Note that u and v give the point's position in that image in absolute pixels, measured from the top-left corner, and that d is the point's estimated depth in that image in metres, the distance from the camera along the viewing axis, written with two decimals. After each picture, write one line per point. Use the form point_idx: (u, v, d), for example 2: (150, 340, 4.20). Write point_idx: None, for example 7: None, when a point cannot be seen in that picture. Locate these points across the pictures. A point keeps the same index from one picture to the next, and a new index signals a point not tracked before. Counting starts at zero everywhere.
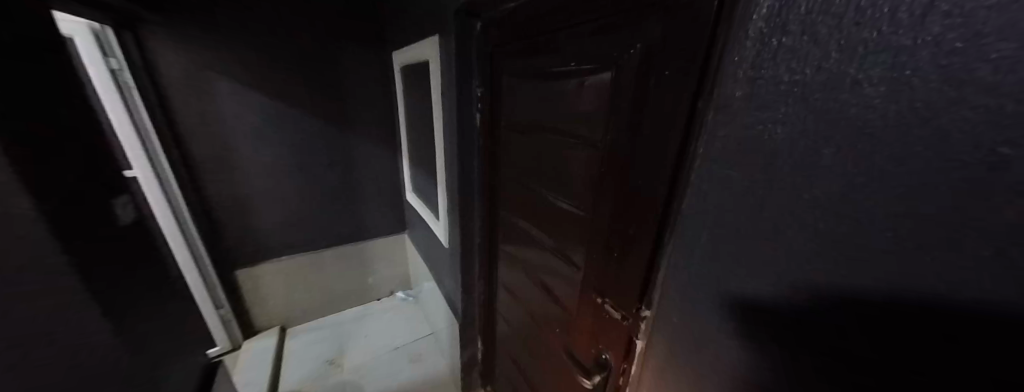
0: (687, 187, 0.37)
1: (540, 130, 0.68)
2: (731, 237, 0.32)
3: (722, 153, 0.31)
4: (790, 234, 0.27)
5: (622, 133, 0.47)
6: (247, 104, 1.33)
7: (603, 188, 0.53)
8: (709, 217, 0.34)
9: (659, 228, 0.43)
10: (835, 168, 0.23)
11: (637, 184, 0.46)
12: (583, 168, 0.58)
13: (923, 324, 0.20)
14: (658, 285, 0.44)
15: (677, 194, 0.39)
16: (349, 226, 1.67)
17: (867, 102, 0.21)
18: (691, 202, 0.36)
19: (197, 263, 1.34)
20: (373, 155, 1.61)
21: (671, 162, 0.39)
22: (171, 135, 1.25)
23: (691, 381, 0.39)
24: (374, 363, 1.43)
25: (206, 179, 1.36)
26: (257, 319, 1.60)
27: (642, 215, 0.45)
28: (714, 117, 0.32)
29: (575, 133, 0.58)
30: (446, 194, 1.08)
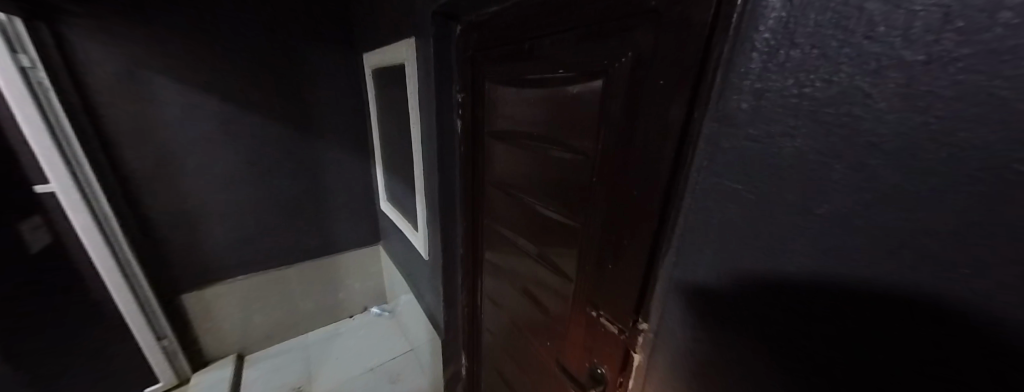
0: (682, 199, 0.37)
1: (526, 138, 0.66)
2: (732, 248, 0.32)
3: (723, 165, 0.31)
4: (791, 246, 0.27)
5: (613, 142, 0.47)
6: (194, 107, 1.20)
7: (594, 198, 0.52)
8: (710, 228, 0.34)
9: (654, 240, 0.42)
10: (841, 182, 0.23)
11: (631, 194, 0.45)
12: (572, 178, 0.56)
13: (919, 330, 0.21)
14: (654, 297, 0.43)
15: (673, 205, 0.39)
16: (317, 239, 1.56)
17: (881, 117, 0.20)
18: (688, 213, 0.36)
19: (132, 288, 1.18)
20: (343, 162, 1.51)
21: (666, 173, 0.39)
22: (99, 144, 1.09)
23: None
24: (346, 387, 1.33)
25: (146, 193, 1.21)
26: (209, 348, 1.44)
27: (637, 226, 0.45)
28: (713, 128, 0.31)
29: (563, 142, 0.57)
30: (425, 203, 1.03)
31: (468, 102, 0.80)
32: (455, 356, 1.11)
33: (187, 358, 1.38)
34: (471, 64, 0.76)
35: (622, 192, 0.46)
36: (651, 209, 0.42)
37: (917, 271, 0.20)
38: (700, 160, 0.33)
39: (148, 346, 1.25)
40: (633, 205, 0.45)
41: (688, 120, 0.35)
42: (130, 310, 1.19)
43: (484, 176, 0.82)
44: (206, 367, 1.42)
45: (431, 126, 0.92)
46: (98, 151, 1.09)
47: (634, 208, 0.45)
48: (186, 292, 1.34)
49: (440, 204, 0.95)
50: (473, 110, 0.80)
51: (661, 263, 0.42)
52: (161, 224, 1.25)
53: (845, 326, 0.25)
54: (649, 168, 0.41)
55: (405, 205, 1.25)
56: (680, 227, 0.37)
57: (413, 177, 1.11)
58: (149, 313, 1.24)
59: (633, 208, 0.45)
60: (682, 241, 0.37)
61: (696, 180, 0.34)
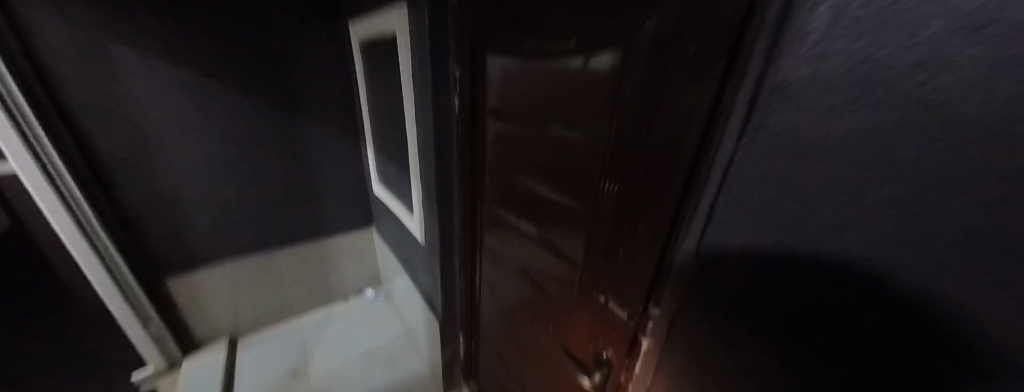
0: (707, 182, 0.34)
1: (529, 117, 0.62)
2: (765, 239, 0.29)
3: (764, 145, 0.28)
4: (828, 243, 0.24)
5: (629, 120, 0.43)
6: (163, 81, 1.11)
7: (603, 182, 0.49)
8: (741, 216, 0.31)
9: (671, 226, 0.40)
10: (897, 174, 0.19)
11: (646, 177, 0.42)
12: (580, 159, 0.53)
13: (905, 317, 0.20)
14: (668, 285, 0.42)
15: (693, 190, 0.36)
16: (306, 223, 1.50)
17: (958, 77, 0.16)
18: (716, 198, 0.34)
19: (111, 273, 1.14)
20: (330, 143, 1.43)
21: (688, 155, 0.35)
22: (62, 120, 1.02)
23: (708, 376, 0.38)
24: (341, 370, 1.33)
25: (120, 175, 1.14)
26: (198, 332, 1.40)
27: (652, 211, 0.42)
28: (761, 101, 0.27)
29: (571, 121, 0.53)
30: (420, 186, 0.99)
31: (465, 77, 0.75)
32: (453, 340, 1.11)
33: (176, 343, 1.35)
34: (468, 35, 0.70)
35: (636, 174, 0.44)
36: (668, 193, 0.39)
37: (977, 271, 0.17)
38: (733, 139, 0.30)
39: (133, 330, 1.24)
40: (648, 189, 0.42)
41: (718, 95, 0.31)
42: (109, 295, 1.16)
43: (483, 157, 0.78)
44: (196, 352, 1.40)
45: (427, 105, 0.87)
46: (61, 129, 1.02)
47: (648, 193, 0.42)
48: (170, 277, 1.29)
49: (437, 188, 0.91)
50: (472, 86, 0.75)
51: (678, 252, 0.39)
52: (137, 207, 1.18)
53: (861, 330, 0.23)
54: (669, 149, 0.38)
55: (400, 188, 1.20)
56: (702, 212, 0.35)
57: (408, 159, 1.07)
58: (131, 298, 1.21)
59: (648, 192, 0.42)
60: (708, 227, 0.35)
61: (724, 162, 0.32)
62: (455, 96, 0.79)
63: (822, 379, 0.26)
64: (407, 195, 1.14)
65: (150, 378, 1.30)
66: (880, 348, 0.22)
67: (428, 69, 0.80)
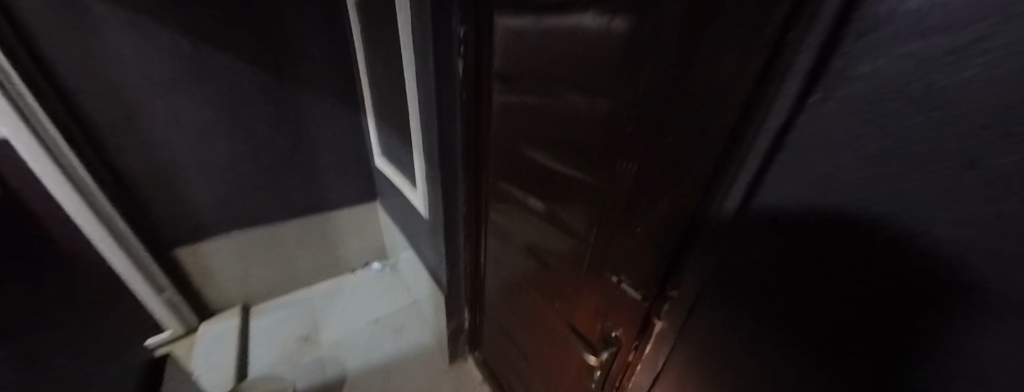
0: (745, 157, 0.29)
1: (539, 82, 0.56)
2: (807, 214, 0.26)
3: (831, 114, 0.22)
4: (881, 214, 0.21)
5: (651, 87, 0.37)
6: (150, 44, 1.04)
7: (620, 155, 0.44)
8: (788, 193, 0.27)
9: (696, 205, 0.35)
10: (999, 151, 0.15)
11: (670, 152, 0.37)
12: (595, 130, 0.48)
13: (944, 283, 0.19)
14: (689, 267, 0.39)
15: (729, 167, 0.31)
16: (308, 196, 1.49)
17: None
18: (759, 174, 0.29)
19: (121, 243, 1.14)
20: (329, 113, 1.38)
21: (726, 129, 0.30)
22: (48, 84, 0.97)
23: (728, 350, 0.38)
24: (351, 337, 1.37)
25: (117, 144, 1.10)
26: (212, 300, 1.44)
27: (675, 189, 0.38)
28: (843, 53, 0.21)
29: (585, 86, 0.47)
30: (423, 158, 0.94)
31: (468, 39, 0.67)
32: (457, 314, 1.11)
33: (192, 309, 1.39)
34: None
35: (658, 148, 0.38)
36: (696, 170, 0.34)
37: None
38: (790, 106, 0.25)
39: (151, 299, 1.26)
40: (672, 165, 0.37)
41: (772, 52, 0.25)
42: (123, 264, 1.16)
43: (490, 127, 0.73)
44: (212, 318, 1.45)
45: (427, 71, 0.80)
46: (50, 94, 0.97)
47: (672, 169, 0.37)
48: (180, 246, 1.31)
49: (439, 161, 0.87)
50: (478, 48, 0.68)
51: (705, 233, 0.36)
52: (138, 177, 1.17)
53: (888, 292, 0.22)
54: (698, 121, 0.32)
55: (402, 161, 1.16)
56: (737, 191, 0.31)
57: (409, 131, 1.02)
58: (144, 268, 1.22)
59: (672, 169, 0.37)
60: (744, 209, 0.31)
61: (770, 133, 0.27)
62: (457, 62, 0.72)
63: (845, 341, 0.26)
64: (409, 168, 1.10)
65: (165, 342, 1.35)
66: (907, 309, 0.21)
67: (429, 29, 0.73)
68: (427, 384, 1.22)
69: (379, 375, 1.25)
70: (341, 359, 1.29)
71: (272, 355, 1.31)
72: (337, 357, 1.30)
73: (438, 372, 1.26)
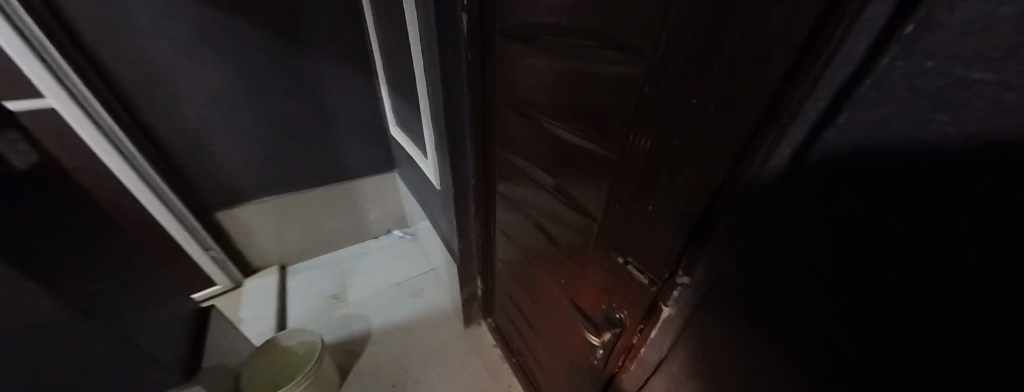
0: (793, 123, 0.22)
1: (546, 35, 0.48)
2: (840, 196, 0.21)
3: (938, 57, 0.15)
4: (961, 208, 0.15)
5: (671, 33, 0.29)
6: (164, 8, 1.03)
7: (635, 119, 0.37)
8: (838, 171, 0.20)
9: (723, 182, 0.29)
10: None
11: (691, 117, 0.30)
12: (607, 90, 0.41)
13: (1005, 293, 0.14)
14: (708, 251, 0.34)
15: (765, 135, 0.24)
16: (328, 165, 1.53)
17: None
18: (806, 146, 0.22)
19: (167, 205, 1.25)
20: (343, 80, 1.37)
21: (772, 83, 0.22)
22: (78, 51, 0.99)
23: (735, 345, 0.33)
24: (375, 298, 1.46)
25: (150, 113, 1.15)
26: (252, 259, 1.57)
27: (694, 162, 0.31)
28: None
29: (594, 39, 0.39)
30: (431, 126, 0.90)
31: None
32: (468, 283, 1.13)
33: (236, 266, 1.53)
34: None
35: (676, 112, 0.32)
36: (725, 139, 0.28)
37: None
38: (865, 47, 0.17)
39: (200, 256, 1.39)
40: (692, 133, 0.31)
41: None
42: (172, 225, 1.29)
43: (498, 90, 0.67)
44: (255, 275, 1.59)
45: (429, 27, 0.72)
46: (82, 62, 1.00)
47: (692, 138, 0.31)
48: (216, 210, 1.40)
49: (445, 129, 0.82)
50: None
51: (727, 214, 0.30)
52: (172, 145, 1.23)
53: (938, 299, 0.17)
54: (731, 73, 0.25)
55: (414, 129, 1.13)
56: (775, 166, 0.24)
57: (417, 97, 0.97)
58: (191, 228, 1.33)
59: (693, 138, 0.31)
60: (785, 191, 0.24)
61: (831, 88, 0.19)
62: (455, 15, 0.63)
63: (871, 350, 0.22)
64: (420, 136, 1.07)
65: (214, 296, 1.51)
66: (958, 322, 0.17)
67: None
68: (444, 345, 1.29)
69: (400, 334, 1.33)
70: (366, 318, 1.39)
71: (306, 310, 1.42)
72: (363, 315, 1.40)
73: (454, 334, 1.32)
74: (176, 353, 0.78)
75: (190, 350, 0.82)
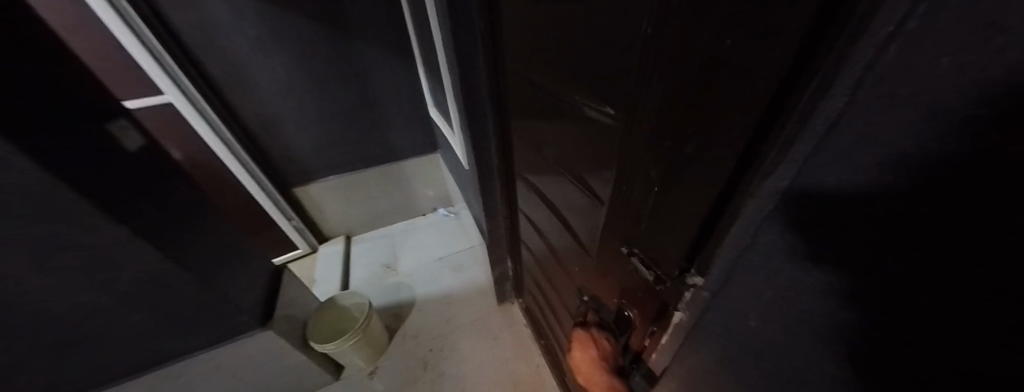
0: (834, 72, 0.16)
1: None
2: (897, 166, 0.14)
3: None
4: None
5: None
6: (237, 9, 1.18)
7: (643, 82, 0.30)
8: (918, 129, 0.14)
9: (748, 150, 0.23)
10: None
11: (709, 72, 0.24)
12: (611, 46, 0.33)
13: None
14: (723, 247, 0.27)
15: (807, 83, 0.18)
16: (379, 146, 1.64)
17: None
18: (867, 99, 0.15)
19: (258, 182, 1.49)
20: (387, 66, 1.43)
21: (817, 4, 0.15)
22: (184, 54, 1.21)
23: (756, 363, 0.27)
24: (421, 270, 1.58)
25: (239, 104, 1.37)
26: (325, 229, 1.82)
27: (718, 131, 0.25)
28: None
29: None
30: (455, 104, 0.88)
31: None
32: (496, 263, 1.13)
33: (313, 235, 1.79)
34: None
35: (697, 67, 0.25)
36: (753, 96, 0.21)
37: None
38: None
39: (284, 225, 1.65)
40: (714, 90, 0.24)
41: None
42: (263, 198, 1.54)
43: (508, 61, 0.61)
44: (328, 242, 1.84)
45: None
46: (187, 63, 1.22)
47: (714, 96, 0.24)
48: (295, 188, 1.64)
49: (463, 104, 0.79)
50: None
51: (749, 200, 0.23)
52: (258, 131, 1.45)
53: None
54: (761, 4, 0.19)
55: (445, 109, 1.14)
56: (822, 128, 0.17)
57: (444, 76, 0.95)
58: (276, 201, 1.58)
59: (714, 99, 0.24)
60: (825, 165, 0.18)
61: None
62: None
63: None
64: (450, 115, 1.07)
65: (291, 260, 1.77)
66: None
67: None
68: (478, 319, 1.34)
69: (440, 305, 1.42)
70: (412, 287, 1.51)
71: (365, 276, 1.61)
72: (409, 285, 1.52)
73: (488, 310, 1.36)
74: (254, 306, 0.95)
75: (265, 304, 1.00)
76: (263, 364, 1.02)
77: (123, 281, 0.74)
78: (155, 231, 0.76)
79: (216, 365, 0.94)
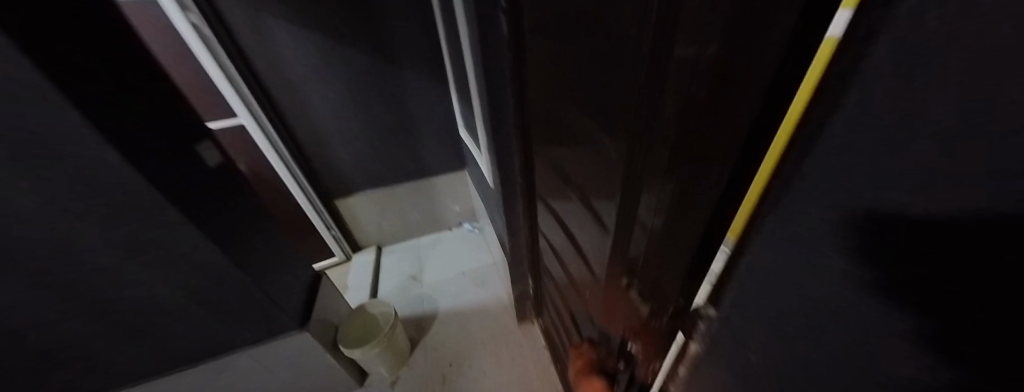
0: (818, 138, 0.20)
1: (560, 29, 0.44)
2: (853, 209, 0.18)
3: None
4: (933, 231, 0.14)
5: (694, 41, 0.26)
6: (302, 43, 1.36)
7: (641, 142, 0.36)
8: (857, 182, 0.17)
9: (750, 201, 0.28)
10: None
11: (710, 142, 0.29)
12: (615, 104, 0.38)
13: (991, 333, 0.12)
14: (734, 279, 0.31)
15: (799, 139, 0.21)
16: (412, 163, 1.76)
17: None
18: (833, 162, 0.19)
19: (305, 193, 1.65)
20: (424, 90, 1.56)
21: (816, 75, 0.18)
22: (257, 82, 1.40)
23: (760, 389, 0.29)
24: (445, 283, 1.63)
25: (295, 124, 1.53)
26: (359, 239, 1.93)
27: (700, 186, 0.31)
28: None
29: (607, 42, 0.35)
30: (484, 127, 0.94)
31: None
32: (517, 280, 1.16)
33: (348, 244, 1.91)
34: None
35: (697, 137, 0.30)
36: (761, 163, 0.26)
37: None
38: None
39: (324, 233, 1.79)
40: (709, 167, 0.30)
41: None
42: (308, 208, 1.69)
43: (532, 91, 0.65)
44: (361, 251, 1.95)
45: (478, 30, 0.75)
46: (258, 89, 1.41)
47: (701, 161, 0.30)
48: (336, 200, 1.77)
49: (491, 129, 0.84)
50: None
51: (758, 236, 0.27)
52: (309, 148, 1.61)
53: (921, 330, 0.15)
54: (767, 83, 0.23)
55: (474, 131, 1.21)
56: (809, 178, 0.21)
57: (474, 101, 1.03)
58: (318, 211, 1.73)
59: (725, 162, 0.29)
60: (808, 221, 0.22)
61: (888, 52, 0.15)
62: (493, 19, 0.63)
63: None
64: (478, 136, 1.13)
65: (329, 266, 1.90)
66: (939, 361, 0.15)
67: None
68: (497, 336, 1.35)
69: (461, 319, 1.45)
70: (435, 300, 1.56)
71: (393, 285, 1.68)
72: (433, 297, 1.58)
73: (508, 328, 1.37)
74: (295, 307, 1.04)
75: (304, 306, 1.09)
76: (298, 364, 1.09)
77: (196, 275, 0.87)
78: (223, 235, 0.87)
79: (262, 357, 1.03)
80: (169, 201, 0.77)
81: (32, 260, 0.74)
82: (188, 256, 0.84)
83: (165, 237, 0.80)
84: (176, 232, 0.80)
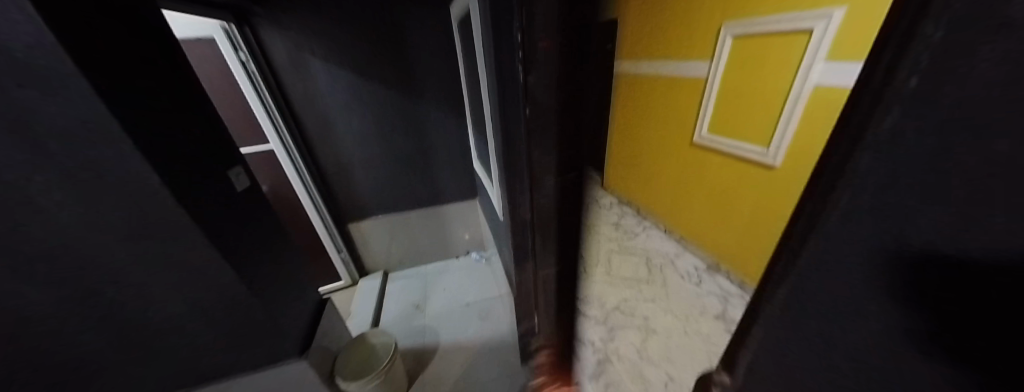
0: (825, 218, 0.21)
1: None
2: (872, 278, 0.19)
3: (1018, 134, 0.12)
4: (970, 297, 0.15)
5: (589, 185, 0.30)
6: (336, 79, 1.48)
7: None
8: (879, 256, 0.18)
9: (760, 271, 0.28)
10: None
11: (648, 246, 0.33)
12: None
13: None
14: (745, 348, 0.30)
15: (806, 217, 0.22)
16: (425, 191, 1.81)
17: None
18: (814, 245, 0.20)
19: (320, 216, 1.69)
20: (442, 123, 1.64)
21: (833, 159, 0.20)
22: (290, 112, 1.50)
23: None
24: (449, 314, 1.60)
25: (320, 151, 1.62)
26: (367, 264, 1.94)
27: None
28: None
29: None
30: (497, 165, 0.98)
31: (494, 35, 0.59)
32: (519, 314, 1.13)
33: (355, 268, 1.92)
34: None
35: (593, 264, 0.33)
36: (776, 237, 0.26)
37: None
38: (901, 110, 0.16)
39: (333, 256, 1.81)
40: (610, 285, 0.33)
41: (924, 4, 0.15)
42: (321, 231, 1.72)
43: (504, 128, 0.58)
44: (367, 276, 1.95)
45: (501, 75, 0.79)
46: (290, 117, 1.50)
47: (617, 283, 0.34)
48: (349, 223, 1.81)
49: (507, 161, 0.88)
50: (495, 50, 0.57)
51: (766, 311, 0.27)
52: (329, 172, 1.68)
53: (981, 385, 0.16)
54: None
55: (488, 165, 1.25)
56: (809, 257, 0.23)
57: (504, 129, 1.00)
58: (331, 234, 1.76)
59: None
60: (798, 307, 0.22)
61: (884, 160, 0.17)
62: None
63: None
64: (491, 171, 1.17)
65: (334, 290, 1.90)
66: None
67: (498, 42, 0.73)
68: (498, 376, 1.29)
69: (462, 355, 1.40)
70: (437, 332, 1.52)
71: (396, 314, 1.66)
72: (435, 328, 1.54)
73: (509, 368, 1.32)
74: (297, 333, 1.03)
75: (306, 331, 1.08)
76: None
77: (209, 296, 0.87)
78: (237, 257, 0.90)
79: (259, 384, 1.00)
80: (196, 224, 0.80)
81: (55, 275, 0.76)
82: (206, 276, 0.85)
83: (188, 256, 0.82)
84: (199, 253, 0.82)
